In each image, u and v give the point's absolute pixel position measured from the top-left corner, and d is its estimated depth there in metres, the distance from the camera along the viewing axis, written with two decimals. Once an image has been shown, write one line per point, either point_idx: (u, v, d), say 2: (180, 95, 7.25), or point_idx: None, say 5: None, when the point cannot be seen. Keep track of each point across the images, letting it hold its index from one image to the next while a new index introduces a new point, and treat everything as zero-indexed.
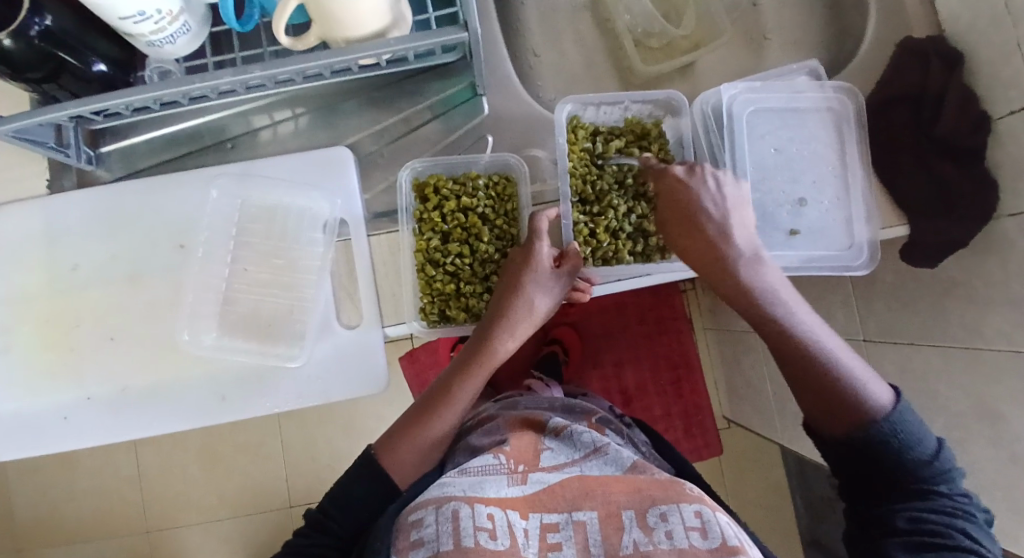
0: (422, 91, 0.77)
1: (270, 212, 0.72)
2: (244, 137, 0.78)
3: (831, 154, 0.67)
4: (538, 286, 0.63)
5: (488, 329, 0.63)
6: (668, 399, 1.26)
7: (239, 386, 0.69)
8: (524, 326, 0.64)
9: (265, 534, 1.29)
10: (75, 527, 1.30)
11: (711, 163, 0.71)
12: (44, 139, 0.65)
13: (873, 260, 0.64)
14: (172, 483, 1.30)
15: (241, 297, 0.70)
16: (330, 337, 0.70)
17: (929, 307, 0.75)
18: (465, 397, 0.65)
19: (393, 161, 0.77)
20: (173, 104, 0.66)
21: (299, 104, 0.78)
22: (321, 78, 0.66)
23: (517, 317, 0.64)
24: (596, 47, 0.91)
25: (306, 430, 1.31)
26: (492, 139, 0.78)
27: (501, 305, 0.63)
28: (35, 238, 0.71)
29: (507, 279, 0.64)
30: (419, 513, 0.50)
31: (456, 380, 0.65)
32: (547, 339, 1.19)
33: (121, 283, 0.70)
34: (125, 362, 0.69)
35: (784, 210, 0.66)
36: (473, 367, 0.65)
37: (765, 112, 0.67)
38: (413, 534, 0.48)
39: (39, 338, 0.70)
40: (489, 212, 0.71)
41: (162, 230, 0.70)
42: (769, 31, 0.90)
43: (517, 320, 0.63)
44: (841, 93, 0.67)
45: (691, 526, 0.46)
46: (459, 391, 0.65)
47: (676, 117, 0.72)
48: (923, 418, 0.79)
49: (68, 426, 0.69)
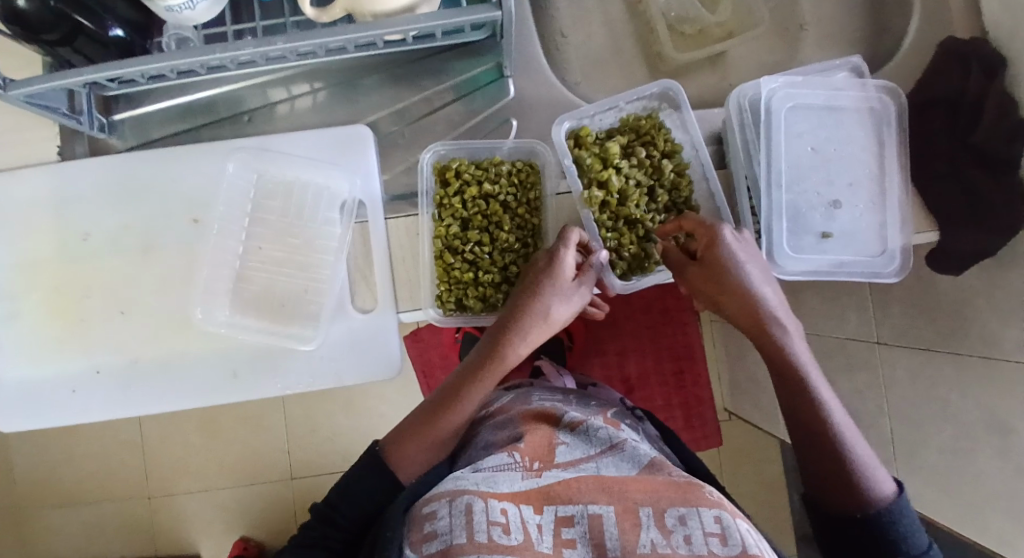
0: (446, 71, 0.75)
1: (287, 188, 0.70)
2: (261, 110, 0.76)
3: (870, 156, 0.64)
4: (559, 294, 0.61)
5: (502, 332, 0.62)
6: (670, 390, 1.24)
7: (251, 363, 0.67)
8: (537, 331, 0.62)
9: (265, 504, 1.30)
10: (76, 489, 1.31)
11: (744, 161, 0.65)
12: (57, 104, 0.63)
13: (904, 269, 0.62)
14: (174, 451, 1.31)
15: (253, 275, 0.68)
16: (344, 318, 0.68)
17: (948, 315, 0.74)
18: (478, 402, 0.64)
19: (413, 142, 0.76)
20: (191, 74, 0.64)
21: (317, 79, 0.76)
22: (345, 52, 0.64)
23: (533, 322, 0.62)
24: (626, 31, 0.89)
25: (308, 405, 1.31)
26: (516, 123, 0.76)
27: (519, 308, 0.62)
28: (42, 204, 0.69)
29: (528, 282, 0.62)
30: (432, 506, 0.51)
31: (470, 380, 0.64)
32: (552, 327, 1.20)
33: (132, 255, 0.68)
34: (133, 335, 0.67)
35: (817, 212, 0.63)
36: (486, 371, 0.63)
37: (804, 108, 0.64)
38: (426, 526, 0.48)
39: (47, 307, 0.68)
40: (511, 199, 0.69)
41: (176, 203, 0.68)
42: (806, 21, 0.86)
43: (531, 325, 0.62)
44: (883, 93, 0.65)
45: (710, 532, 0.46)
46: (469, 392, 0.64)
47: (674, 108, 0.69)
48: (932, 425, 0.78)
49: (76, 398, 0.68)
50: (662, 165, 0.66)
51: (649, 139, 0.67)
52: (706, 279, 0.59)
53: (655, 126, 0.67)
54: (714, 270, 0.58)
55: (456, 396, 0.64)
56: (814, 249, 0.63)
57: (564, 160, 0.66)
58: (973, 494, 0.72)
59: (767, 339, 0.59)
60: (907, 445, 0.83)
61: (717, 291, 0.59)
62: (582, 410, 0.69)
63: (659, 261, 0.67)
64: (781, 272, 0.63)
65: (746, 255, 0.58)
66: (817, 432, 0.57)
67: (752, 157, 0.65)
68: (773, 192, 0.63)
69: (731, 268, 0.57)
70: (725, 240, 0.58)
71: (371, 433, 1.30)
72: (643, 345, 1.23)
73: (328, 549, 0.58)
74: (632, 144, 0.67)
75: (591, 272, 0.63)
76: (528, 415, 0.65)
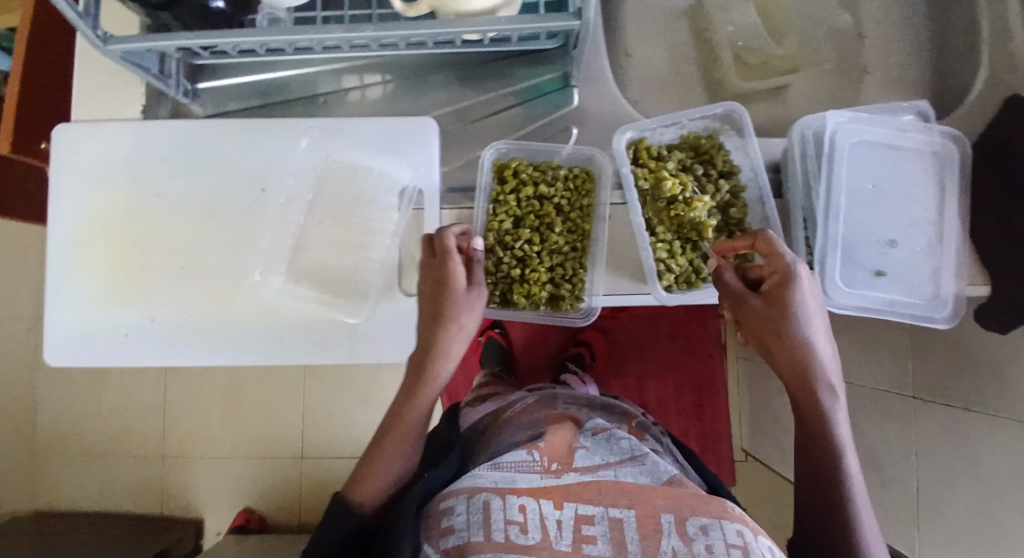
0: (512, 75, 0.78)
1: (352, 169, 0.72)
2: (333, 95, 0.80)
3: (930, 199, 0.64)
4: (470, 306, 0.62)
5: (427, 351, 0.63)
6: (687, 420, 1.20)
7: (298, 333, 0.70)
8: (456, 343, 0.63)
9: (275, 480, 1.32)
10: (96, 441, 1.34)
11: (802, 192, 0.64)
12: (149, 65, 0.67)
13: (956, 316, 0.62)
14: (194, 416, 1.34)
15: (311, 248, 0.71)
16: (391, 301, 0.70)
17: (988, 372, 0.75)
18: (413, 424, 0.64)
19: (473, 140, 0.78)
20: (278, 52, 0.68)
21: (389, 71, 0.79)
22: (424, 47, 0.67)
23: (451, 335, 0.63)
24: (689, 55, 0.90)
25: (328, 388, 1.33)
26: (575, 132, 0.78)
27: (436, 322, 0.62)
28: (121, 158, 0.72)
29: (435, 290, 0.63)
30: (449, 501, 0.53)
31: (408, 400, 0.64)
32: (574, 341, 1.22)
33: (198, 215, 0.71)
34: (191, 291, 0.70)
35: (872, 248, 0.63)
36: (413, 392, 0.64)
37: (867, 145, 0.64)
38: (444, 521, 0.51)
39: (113, 256, 0.72)
40: (564, 204, 0.70)
41: (247, 171, 0.71)
42: (870, 65, 0.86)
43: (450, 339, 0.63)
44: (947, 139, 0.64)
45: (732, 543, 0.47)
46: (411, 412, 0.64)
47: (736, 131, 0.69)
48: (959, 480, 0.78)
49: (126, 344, 0.71)
50: (719, 184, 0.67)
51: (708, 159, 0.68)
52: (764, 321, 0.56)
53: (715, 147, 0.68)
54: (777, 314, 0.55)
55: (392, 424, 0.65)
56: (867, 285, 0.63)
57: (622, 167, 0.67)
58: (1000, 557, 0.71)
59: (808, 396, 0.57)
60: (938, 499, 0.82)
61: (772, 336, 0.57)
62: (606, 418, 0.70)
63: (706, 277, 0.68)
64: (834, 305, 0.62)
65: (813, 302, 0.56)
66: (824, 495, 0.58)
67: (812, 190, 0.64)
68: (830, 225, 0.63)
69: (795, 316, 0.55)
70: (796, 285, 0.54)
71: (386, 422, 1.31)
72: (664, 369, 1.22)
73: None
74: (690, 161, 0.69)
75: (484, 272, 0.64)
76: (552, 418, 0.65)
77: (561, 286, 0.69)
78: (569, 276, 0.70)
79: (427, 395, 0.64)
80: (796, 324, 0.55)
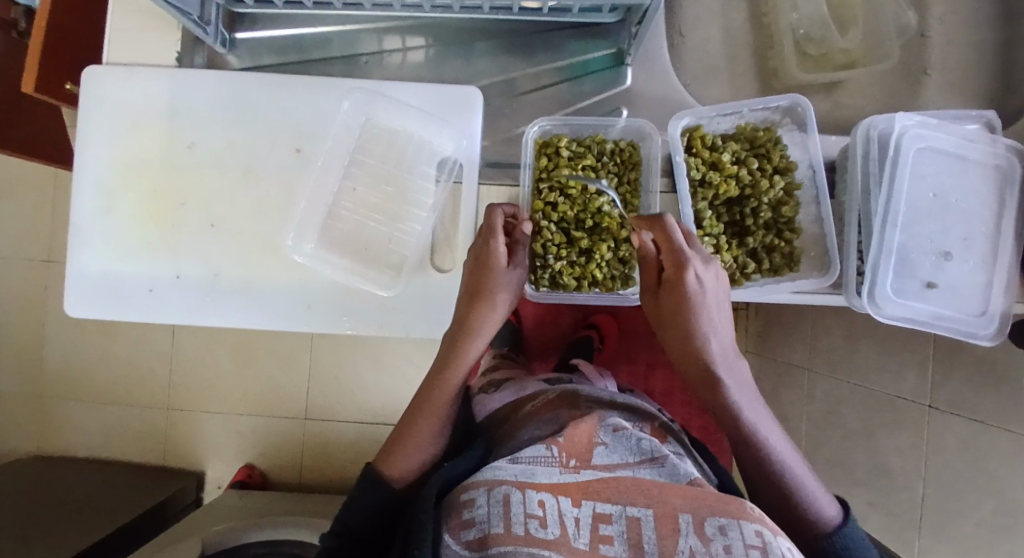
0: (562, 48, 0.75)
1: (393, 135, 0.70)
2: (374, 55, 0.77)
3: (989, 213, 0.62)
4: (507, 287, 0.63)
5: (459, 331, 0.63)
6: (691, 411, 1.19)
7: (328, 301, 0.68)
8: (489, 326, 0.63)
9: (278, 438, 1.33)
10: (102, 386, 1.35)
11: (861, 195, 0.62)
12: (189, 9, 0.64)
13: (1002, 334, 0.60)
14: (201, 369, 1.34)
15: (345, 215, 0.69)
16: (424, 276, 0.68)
17: (1014, 391, 0.75)
18: (447, 403, 0.64)
19: (517, 114, 0.76)
20: (325, 6, 0.65)
21: (435, 34, 0.76)
22: (479, 11, 0.64)
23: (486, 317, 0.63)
24: (744, 41, 0.87)
25: (337, 351, 1.32)
26: (627, 113, 0.75)
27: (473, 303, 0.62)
28: (156, 104, 0.70)
29: (474, 268, 0.62)
30: (471, 493, 0.52)
31: (438, 380, 0.65)
32: (586, 324, 1.21)
33: (233, 171, 0.69)
34: (221, 248, 0.69)
35: (925, 260, 0.62)
36: (448, 370, 0.64)
37: (931, 151, 0.62)
38: (465, 513, 0.50)
39: (143, 206, 0.70)
40: (612, 178, 0.69)
41: (285, 129, 0.68)
42: (930, 67, 0.83)
43: (484, 321, 0.63)
44: (1012, 152, 0.62)
45: (751, 544, 0.45)
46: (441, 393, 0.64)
47: (797, 125, 0.67)
48: (970, 497, 0.79)
49: (152, 299, 0.70)
50: (773, 179, 0.66)
51: (763, 152, 0.67)
52: (663, 309, 0.61)
53: (771, 141, 0.67)
54: (671, 306, 0.60)
55: (426, 401, 0.65)
56: (915, 296, 0.62)
57: (675, 155, 0.65)
58: None
59: (707, 384, 0.61)
60: (945, 511, 0.82)
61: (670, 323, 0.61)
62: (632, 415, 0.66)
63: (752, 275, 0.66)
64: (879, 312, 0.61)
65: (709, 296, 0.59)
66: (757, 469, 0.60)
67: (869, 193, 0.62)
68: (887, 231, 0.61)
69: (685, 308, 0.59)
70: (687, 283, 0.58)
71: (393, 391, 1.31)
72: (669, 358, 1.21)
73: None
74: (744, 154, 0.67)
75: (523, 251, 0.64)
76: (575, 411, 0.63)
77: (614, 268, 0.68)
78: (622, 258, 0.68)
79: (459, 376, 0.64)
80: (688, 316, 0.59)
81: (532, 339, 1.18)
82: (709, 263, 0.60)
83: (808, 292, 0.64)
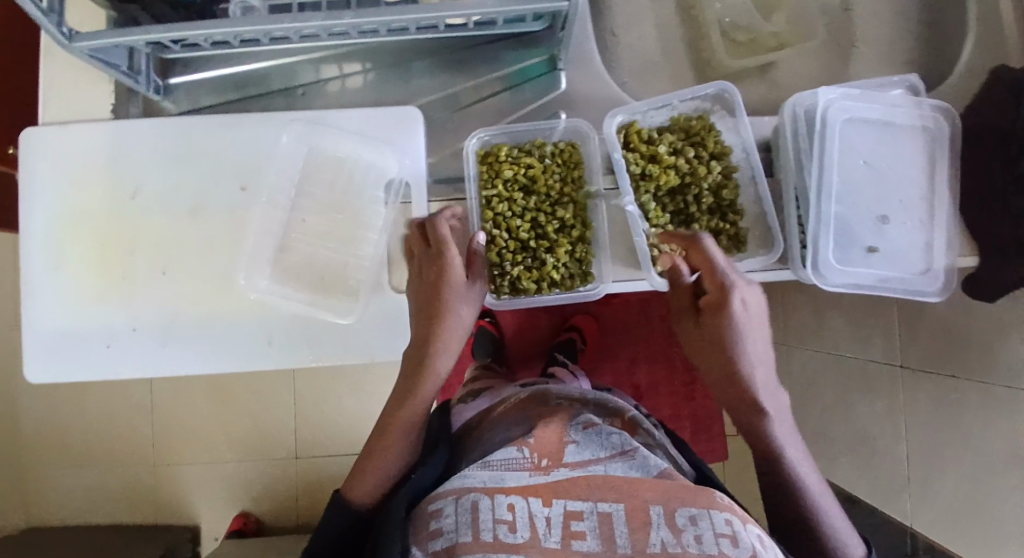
0: (498, 60, 0.77)
1: (338, 163, 0.71)
2: (313, 85, 0.77)
3: (921, 175, 0.64)
4: (462, 295, 0.63)
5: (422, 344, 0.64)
6: (679, 400, 1.17)
7: (287, 334, 0.68)
8: (453, 336, 0.64)
9: (269, 480, 1.31)
10: (82, 450, 1.32)
11: (795, 169, 0.64)
12: (118, 61, 0.64)
13: (948, 289, 0.62)
14: (182, 420, 1.31)
15: (297, 245, 0.70)
16: (381, 297, 0.68)
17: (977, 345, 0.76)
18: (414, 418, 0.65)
19: (460, 128, 0.77)
20: (253, 44, 0.66)
21: (371, 58, 0.77)
22: (407, 33, 0.64)
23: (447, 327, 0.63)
24: (677, 35, 0.89)
25: (320, 386, 1.31)
26: (565, 115, 0.76)
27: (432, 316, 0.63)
28: (95, 159, 0.69)
29: (429, 282, 0.63)
30: (439, 502, 0.52)
31: (405, 394, 0.65)
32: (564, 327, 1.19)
33: (179, 217, 0.68)
34: (175, 294, 0.68)
35: (865, 227, 0.64)
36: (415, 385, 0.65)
37: (859, 122, 0.64)
38: (433, 524, 0.50)
39: (93, 262, 0.69)
40: (557, 179, 0.70)
41: (226, 168, 0.68)
42: (858, 40, 0.86)
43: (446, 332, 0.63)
44: (938, 113, 0.64)
45: (721, 532, 0.46)
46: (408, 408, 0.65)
47: (727, 111, 0.70)
48: (947, 454, 0.80)
49: (110, 353, 0.69)
50: (711, 165, 0.68)
51: (699, 140, 0.69)
52: (701, 334, 0.61)
53: (705, 128, 0.69)
54: (712, 329, 0.59)
55: (395, 411, 0.65)
56: (860, 263, 0.63)
57: (613, 152, 0.67)
58: (990, 526, 0.73)
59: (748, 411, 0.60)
60: (928, 470, 0.83)
61: (708, 346, 0.61)
62: (599, 413, 0.66)
63: None
64: (826, 283, 0.63)
65: (753, 317, 0.58)
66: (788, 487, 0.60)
67: (803, 168, 0.64)
68: (824, 203, 0.63)
69: (726, 335, 0.58)
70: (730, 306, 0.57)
71: (379, 417, 1.30)
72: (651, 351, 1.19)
73: None
74: (681, 143, 0.69)
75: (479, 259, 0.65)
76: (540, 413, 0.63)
77: (571, 266, 0.69)
78: (578, 257, 0.70)
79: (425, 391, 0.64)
80: (728, 342, 0.58)
81: (513, 347, 1.18)
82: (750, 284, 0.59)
83: (759, 272, 0.65)
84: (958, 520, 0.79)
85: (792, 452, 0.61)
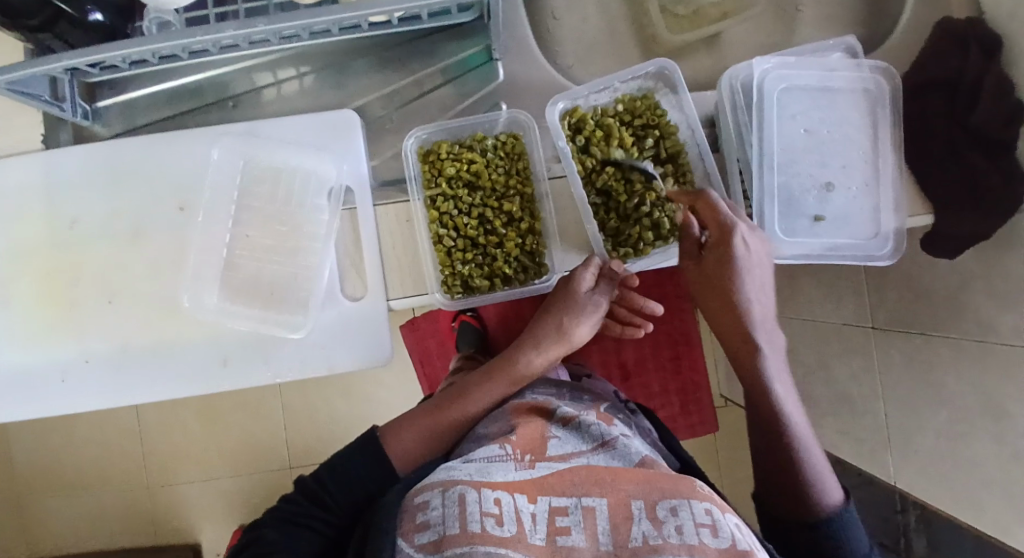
0: (435, 53, 0.75)
1: (276, 174, 0.69)
2: (247, 95, 0.75)
3: (865, 138, 0.63)
4: (587, 316, 0.66)
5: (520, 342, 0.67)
6: (667, 376, 1.09)
7: (243, 352, 0.67)
8: (552, 343, 0.67)
9: (264, 492, 1.30)
10: (74, 478, 1.31)
11: (738, 144, 0.65)
12: (40, 91, 0.62)
13: (898, 251, 0.63)
14: (170, 439, 1.30)
15: (242, 262, 0.68)
16: (335, 307, 0.68)
17: (937, 298, 0.74)
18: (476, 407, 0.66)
19: (402, 127, 0.75)
20: (173, 58, 0.64)
21: (305, 62, 0.75)
22: (330, 34, 0.62)
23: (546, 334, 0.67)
24: (619, 11, 0.87)
25: (306, 393, 1.30)
26: (507, 106, 0.75)
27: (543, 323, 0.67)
28: (28, 192, 0.68)
29: (552, 300, 0.67)
30: (425, 495, 0.49)
31: (482, 381, 0.68)
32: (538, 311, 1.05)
33: (119, 243, 0.67)
34: (124, 321, 0.67)
35: (810, 195, 0.63)
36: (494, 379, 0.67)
37: (797, 90, 0.63)
38: (419, 516, 0.46)
39: (38, 295, 0.68)
40: (501, 172, 0.69)
41: (163, 188, 0.68)
42: (802, 3, 0.84)
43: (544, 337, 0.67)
44: (878, 73, 0.64)
45: (702, 522, 0.43)
46: (477, 393, 0.67)
47: (670, 88, 0.69)
48: (919, 410, 0.78)
49: (66, 388, 0.68)
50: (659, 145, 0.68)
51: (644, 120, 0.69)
52: (704, 274, 0.61)
53: (650, 107, 0.69)
54: (714, 268, 0.60)
55: (458, 399, 0.67)
56: (807, 233, 0.63)
57: (559, 142, 0.66)
58: (967, 478, 0.72)
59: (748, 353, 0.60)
60: (907, 428, 0.82)
61: (707, 290, 0.61)
62: (572, 404, 0.65)
63: (654, 243, 0.68)
64: (776, 255, 0.63)
65: (753, 258, 0.59)
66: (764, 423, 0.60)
67: (745, 140, 0.65)
68: (767, 175, 0.63)
69: (728, 272, 0.59)
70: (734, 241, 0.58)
71: (368, 420, 1.30)
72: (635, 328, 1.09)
73: (316, 532, 0.55)
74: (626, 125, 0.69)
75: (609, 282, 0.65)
76: (520, 407, 0.62)
77: (522, 259, 0.69)
78: (530, 250, 0.69)
79: (500, 389, 0.67)
80: (732, 279, 0.59)
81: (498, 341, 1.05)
82: (754, 230, 0.60)
83: None
84: (937, 475, 0.78)
85: (778, 376, 0.61)
